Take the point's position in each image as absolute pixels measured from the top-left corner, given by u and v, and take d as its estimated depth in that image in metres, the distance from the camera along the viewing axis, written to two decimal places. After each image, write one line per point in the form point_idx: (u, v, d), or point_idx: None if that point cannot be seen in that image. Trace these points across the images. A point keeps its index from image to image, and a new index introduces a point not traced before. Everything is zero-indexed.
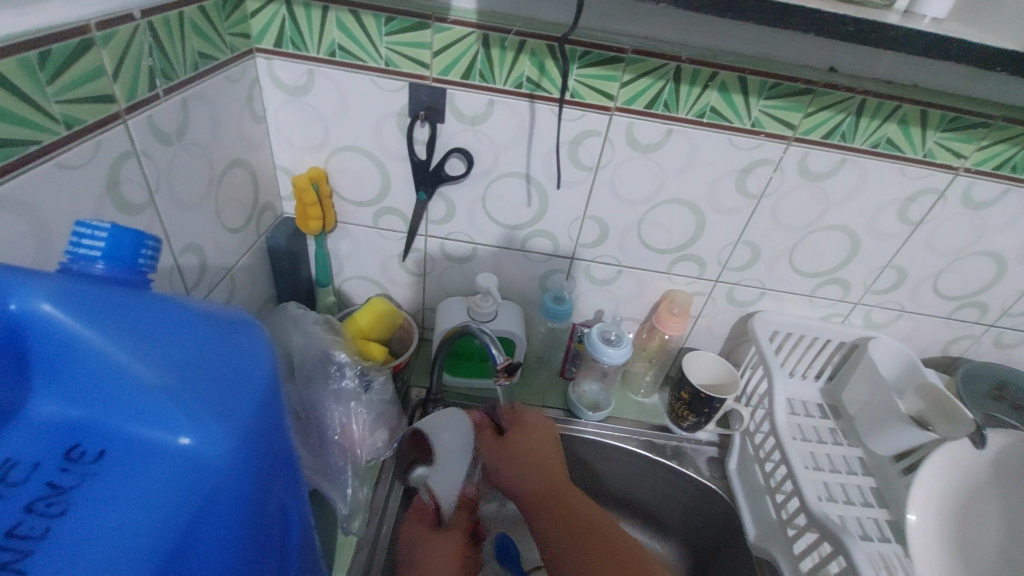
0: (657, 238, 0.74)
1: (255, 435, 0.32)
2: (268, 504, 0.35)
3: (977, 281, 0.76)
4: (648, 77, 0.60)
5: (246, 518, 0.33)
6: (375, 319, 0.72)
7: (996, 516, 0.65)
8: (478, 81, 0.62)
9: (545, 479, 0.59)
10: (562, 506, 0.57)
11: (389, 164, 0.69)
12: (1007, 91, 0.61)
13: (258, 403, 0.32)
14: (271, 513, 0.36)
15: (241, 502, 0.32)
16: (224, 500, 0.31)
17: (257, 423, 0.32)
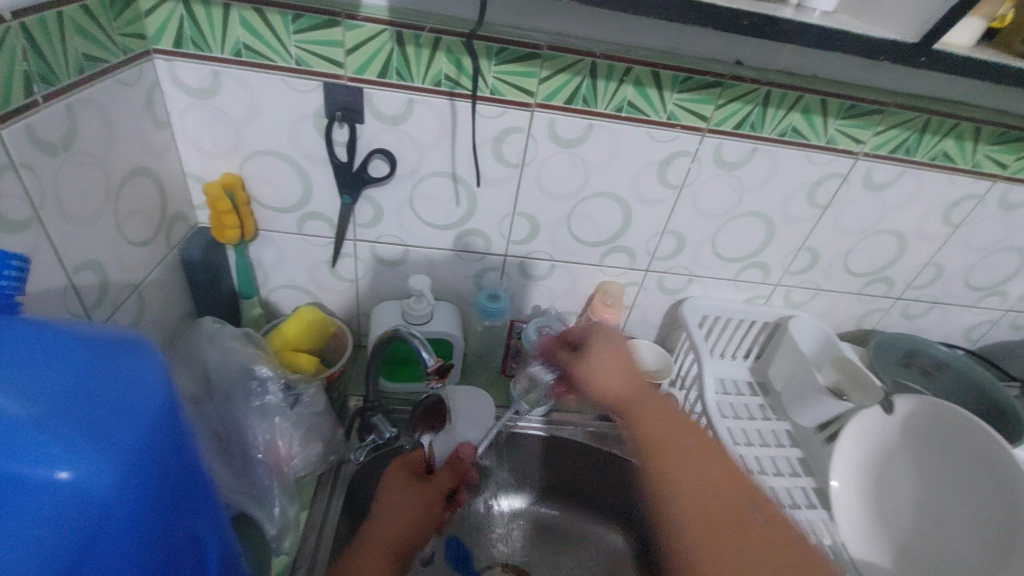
0: (586, 231, 0.75)
1: (150, 460, 0.31)
2: (175, 531, 0.34)
3: (883, 258, 0.81)
4: (566, 72, 0.61)
5: (145, 550, 0.31)
6: (304, 329, 0.69)
7: (907, 474, 0.69)
8: (395, 80, 0.61)
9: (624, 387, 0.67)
10: (646, 411, 0.65)
11: (309, 167, 0.67)
12: (898, 79, 0.65)
13: (151, 426, 0.31)
14: (179, 543, 0.34)
15: (139, 532, 0.31)
16: (112, 534, 0.30)
17: (150, 448, 0.31)
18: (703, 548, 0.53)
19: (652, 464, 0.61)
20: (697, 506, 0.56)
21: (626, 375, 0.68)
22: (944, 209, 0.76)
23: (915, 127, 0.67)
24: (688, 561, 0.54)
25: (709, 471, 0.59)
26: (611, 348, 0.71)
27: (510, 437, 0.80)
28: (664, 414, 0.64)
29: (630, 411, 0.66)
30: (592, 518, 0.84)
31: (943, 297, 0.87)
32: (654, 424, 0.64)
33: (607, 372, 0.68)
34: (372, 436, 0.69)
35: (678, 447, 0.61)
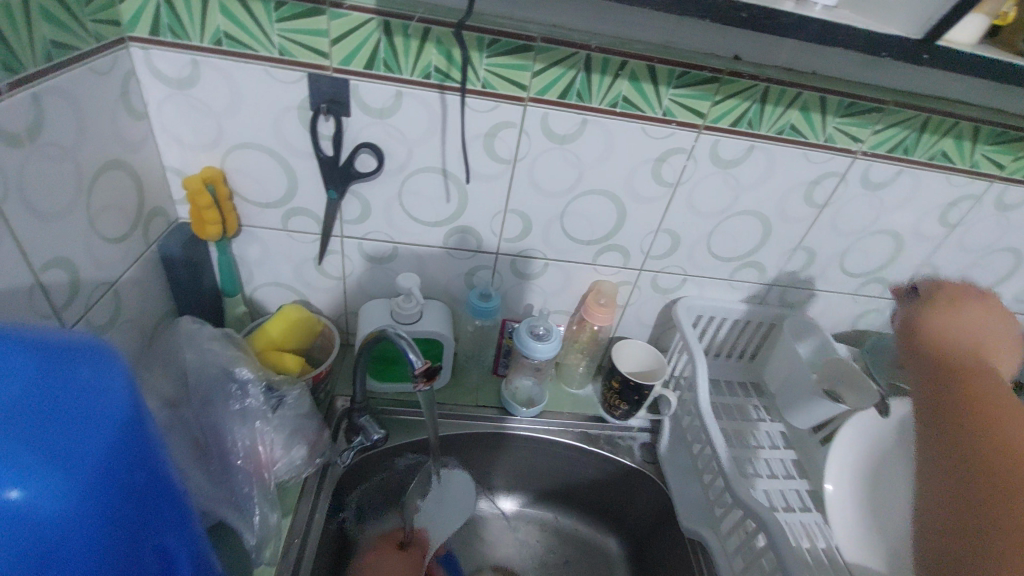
0: (580, 229, 0.74)
1: (110, 477, 0.29)
2: (141, 548, 0.32)
3: (879, 258, 0.80)
4: (560, 65, 0.59)
5: (103, 570, 0.30)
6: (288, 328, 0.67)
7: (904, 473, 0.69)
8: (383, 71, 0.58)
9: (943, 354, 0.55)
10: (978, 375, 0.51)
11: (294, 162, 0.65)
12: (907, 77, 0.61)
13: (112, 441, 0.29)
14: (146, 560, 0.33)
15: (97, 552, 0.29)
16: (69, 553, 0.28)
17: (110, 464, 0.29)
18: (975, 467, 0.45)
19: (966, 421, 0.48)
20: (966, 420, 0.48)
21: (959, 345, 0.55)
22: (941, 209, 0.75)
23: (915, 126, 0.66)
24: (996, 490, 0.43)
25: (999, 403, 0.48)
26: (957, 304, 0.59)
27: (498, 437, 0.78)
28: (968, 357, 0.54)
29: (955, 379, 0.52)
30: (583, 519, 0.83)
31: None
32: (985, 390, 0.50)
33: (954, 329, 0.57)
34: (361, 437, 0.68)
35: (981, 400, 0.49)
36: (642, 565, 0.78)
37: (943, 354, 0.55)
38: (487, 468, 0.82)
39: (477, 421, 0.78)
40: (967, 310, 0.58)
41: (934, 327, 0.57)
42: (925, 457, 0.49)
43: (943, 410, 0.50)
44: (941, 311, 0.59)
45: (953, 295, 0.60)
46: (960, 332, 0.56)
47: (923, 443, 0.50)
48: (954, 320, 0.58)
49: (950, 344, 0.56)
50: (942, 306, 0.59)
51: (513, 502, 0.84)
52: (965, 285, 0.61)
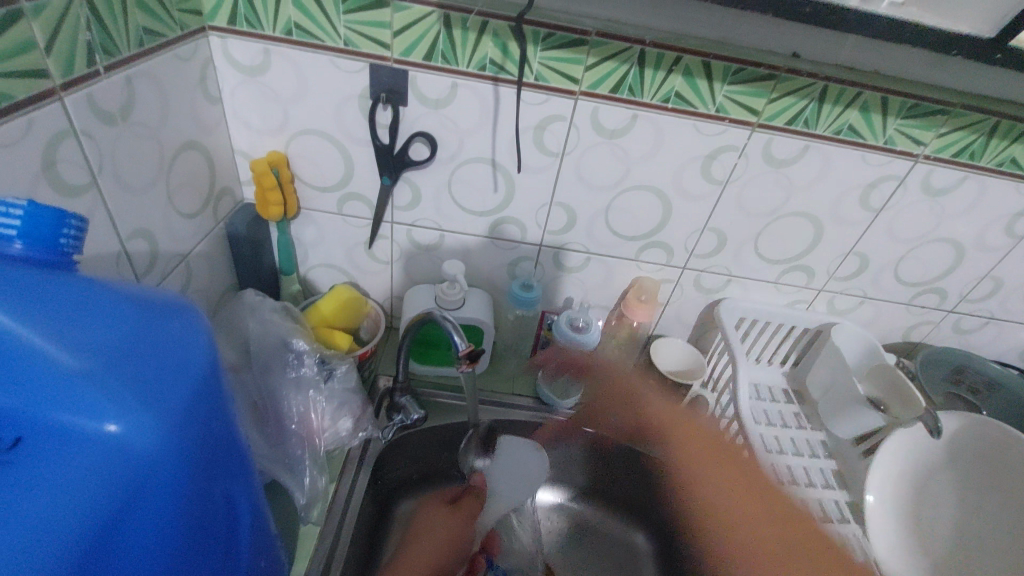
0: (624, 224, 0.74)
1: (192, 421, 0.32)
2: (212, 492, 0.35)
3: (936, 268, 0.77)
4: (614, 60, 0.59)
5: (181, 507, 0.32)
6: (339, 307, 0.70)
7: (948, 497, 0.66)
8: (441, 63, 0.61)
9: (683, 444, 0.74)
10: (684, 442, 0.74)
11: (351, 148, 0.68)
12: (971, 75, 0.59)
13: (193, 390, 0.32)
14: (217, 502, 0.36)
15: (179, 489, 0.32)
16: (155, 487, 0.31)
17: (193, 410, 0.32)
18: (754, 524, 0.64)
19: (720, 460, 0.70)
20: (714, 462, 0.71)
21: (603, 395, 0.79)
22: (1007, 219, 0.72)
23: (983, 130, 0.64)
24: (760, 536, 0.63)
25: (741, 483, 0.67)
26: (581, 369, 0.79)
27: (530, 426, 0.80)
28: (689, 426, 0.75)
29: (655, 425, 0.77)
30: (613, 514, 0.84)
31: (1000, 312, 0.83)
32: (688, 428, 0.74)
33: (576, 376, 0.80)
34: (401, 416, 0.71)
35: (703, 451, 0.72)
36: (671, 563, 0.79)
37: (596, 395, 0.79)
38: None
39: (513, 409, 0.80)
40: (595, 371, 0.78)
41: (590, 398, 0.81)
42: (700, 477, 0.72)
43: (696, 468, 0.72)
44: (572, 372, 0.80)
45: (578, 366, 0.79)
46: (598, 383, 0.79)
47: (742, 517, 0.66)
48: (593, 371, 0.79)
49: (605, 389, 0.79)
50: (573, 369, 0.80)
51: (549, 494, 0.86)
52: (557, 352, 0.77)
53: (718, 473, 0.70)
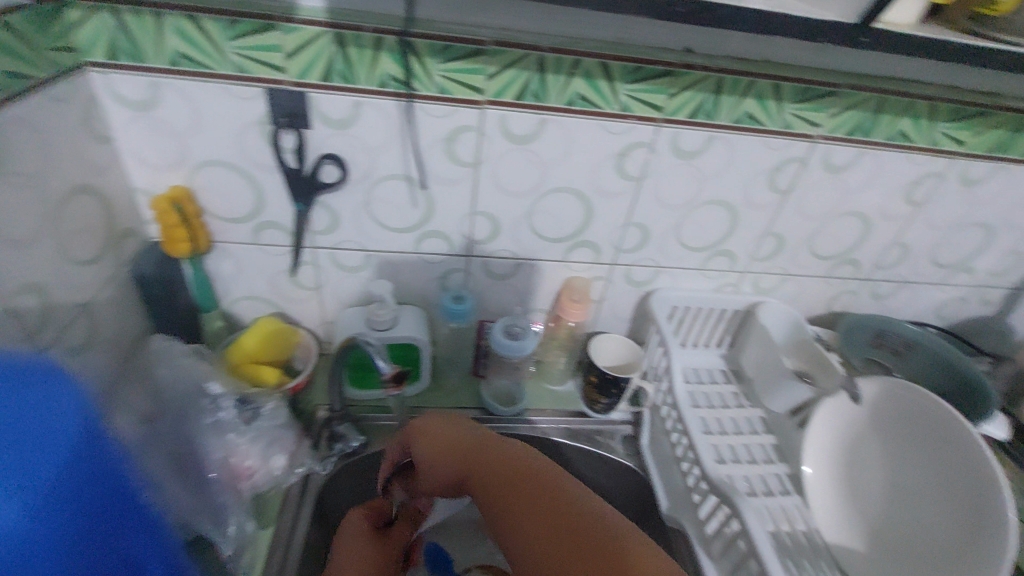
0: (548, 226, 0.74)
1: (61, 498, 0.31)
2: (104, 550, 0.35)
3: (848, 240, 0.81)
4: (514, 67, 0.60)
5: None
6: (262, 341, 0.69)
7: (876, 466, 0.68)
8: (340, 83, 0.59)
9: (457, 465, 0.62)
10: (483, 472, 0.60)
11: (259, 176, 0.65)
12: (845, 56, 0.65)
13: (67, 467, 0.31)
14: (111, 561, 0.36)
15: (61, 561, 0.31)
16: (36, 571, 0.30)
17: (65, 487, 0.31)
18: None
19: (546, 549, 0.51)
20: (514, 504, 0.56)
21: (440, 455, 0.62)
22: (906, 188, 0.76)
23: (870, 107, 0.67)
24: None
25: (533, 513, 0.54)
26: (435, 432, 0.64)
27: None
28: (506, 464, 0.60)
29: (472, 481, 0.61)
30: None
31: (912, 275, 0.88)
32: (496, 468, 0.60)
33: (423, 454, 0.63)
34: (341, 444, 0.71)
35: (512, 486, 0.58)
36: None
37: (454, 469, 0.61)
38: None
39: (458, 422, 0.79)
40: (445, 433, 0.64)
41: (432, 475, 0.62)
42: (498, 511, 0.57)
43: (500, 515, 0.57)
44: (423, 441, 0.63)
45: (437, 427, 0.64)
46: (446, 449, 0.62)
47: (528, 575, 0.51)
48: (430, 445, 0.63)
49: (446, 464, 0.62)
50: (425, 435, 0.64)
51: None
52: (421, 422, 0.65)
53: (507, 498, 0.57)
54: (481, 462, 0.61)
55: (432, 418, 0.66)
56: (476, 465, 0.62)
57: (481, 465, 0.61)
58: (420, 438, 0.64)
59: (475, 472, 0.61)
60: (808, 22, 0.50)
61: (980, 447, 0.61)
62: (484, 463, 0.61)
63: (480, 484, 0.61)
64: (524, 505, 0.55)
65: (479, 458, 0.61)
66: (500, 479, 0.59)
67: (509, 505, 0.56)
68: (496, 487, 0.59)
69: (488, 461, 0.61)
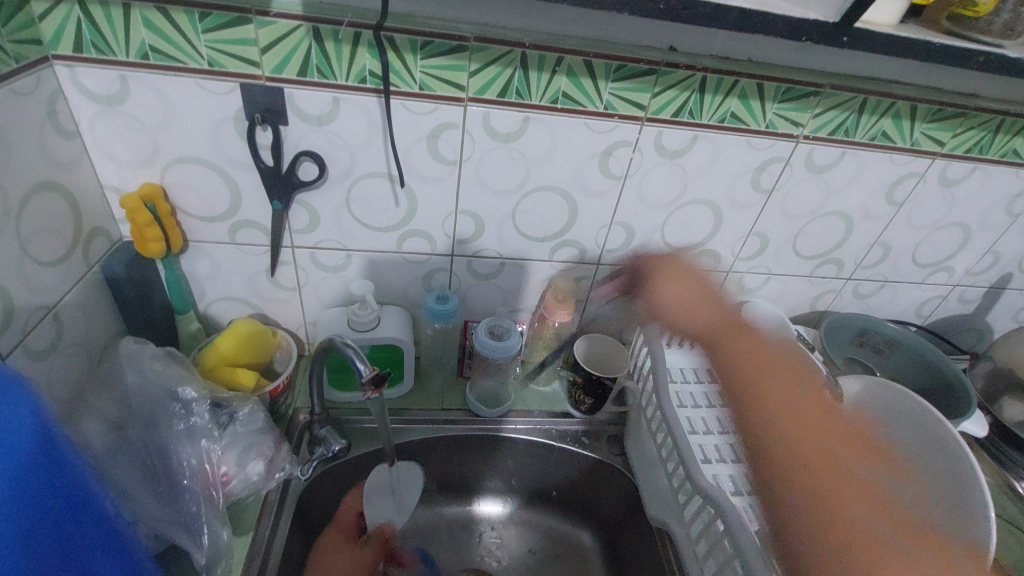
0: (533, 226, 0.74)
1: (13, 501, 0.30)
2: (65, 564, 0.33)
3: (831, 239, 0.82)
4: (496, 64, 0.59)
5: None
6: (239, 344, 0.67)
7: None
8: (318, 78, 0.58)
9: (710, 318, 0.78)
10: (727, 344, 0.76)
11: (235, 173, 0.64)
12: (831, 59, 0.64)
13: (15, 469, 0.31)
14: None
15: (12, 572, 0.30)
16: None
17: (16, 490, 0.30)
18: (783, 447, 0.63)
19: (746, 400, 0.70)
20: (789, 385, 0.69)
21: (700, 305, 0.79)
22: (887, 187, 0.77)
23: (853, 107, 0.67)
24: (764, 415, 0.67)
25: (806, 441, 0.62)
26: (678, 271, 0.80)
27: (464, 439, 0.78)
28: (777, 355, 0.74)
29: (709, 339, 0.78)
30: (556, 515, 0.84)
31: (894, 274, 0.88)
32: (756, 349, 0.75)
33: (672, 297, 0.79)
34: (322, 448, 0.68)
35: (738, 370, 0.74)
36: (615, 556, 0.79)
37: (716, 322, 0.78)
38: (456, 473, 0.82)
39: (442, 423, 0.78)
40: (680, 281, 0.79)
41: (670, 296, 0.79)
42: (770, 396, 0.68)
43: (759, 387, 0.70)
44: (668, 279, 0.80)
45: (676, 265, 0.80)
46: (689, 298, 0.79)
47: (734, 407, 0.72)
48: (674, 293, 0.79)
49: (714, 314, 0.79)
50: (666, 274, 0.80)
51: (502, 505, 0.85)
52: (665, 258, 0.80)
53: (772, 383, 0.70)
54: (744, 347, 0.75)
55: (682, 269, 0.80)
56: (721, 346, 0.77)
57: (728, 343, 0.77)
58: (672, 282, 0.79)
59: (720, 341, 0.77)
60: (789, 21, 0.50)
61: (961, 448, 0.62)
62: (761, 363, 0.73)
63: (726, 344, 0.77)
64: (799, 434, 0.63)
65: (740, 345, 0.76)
66: (748, 368, 0.73)
67: (766, 415, 0.67)
68: (750, 377, 0.72)
69: (733, 344, 0.76)
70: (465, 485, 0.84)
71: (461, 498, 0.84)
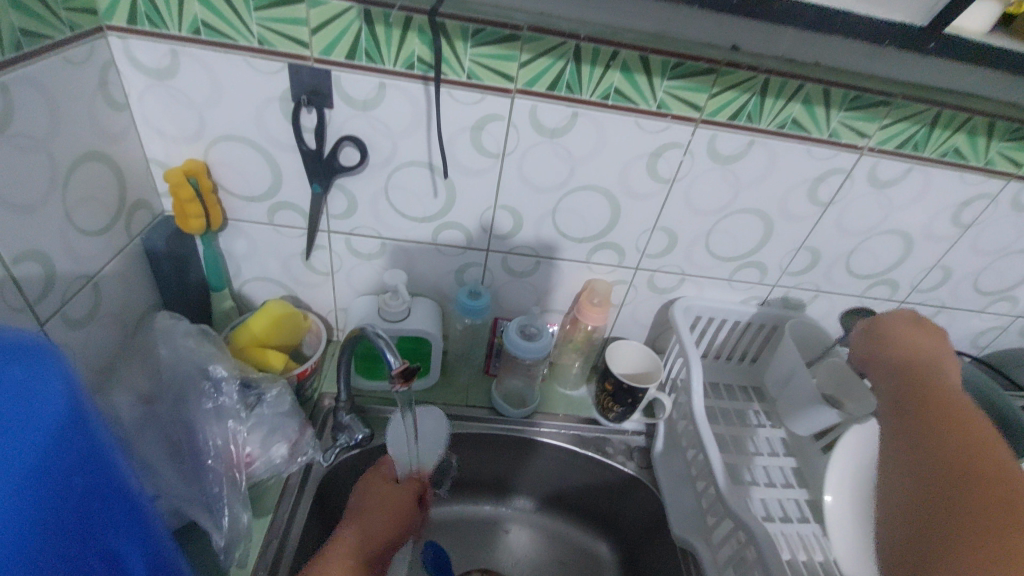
0: (572, 225, 0.71)
1: (31, 486, 0.26)
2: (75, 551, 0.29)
3: (886, 260, 0.77)
4: (548, 55, 0.56)
5: None
6: (272, 325, 0.66)
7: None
8: (366, 62, 0.57)
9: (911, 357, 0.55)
10: (937, 387, 0.50)
11: (277, 155, 0.63)
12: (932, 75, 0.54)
13: (37, 449, 0.27)
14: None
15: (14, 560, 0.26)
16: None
17: (36, 473, 0.27)
18: (933, 468, 0.43)
19: (933, 427, 0.46)
20: (957, 427, 0.45)
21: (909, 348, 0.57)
22: (954, 208, 0.72)
23: (925, 120, 0.63)
24: (965, 452, 0.42)
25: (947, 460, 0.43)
26: (924, 326, 0.60)
27: (487, 438, 0.77)
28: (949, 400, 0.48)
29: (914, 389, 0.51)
30: (574, 523, 0.82)
31: (951, 301, 0.83)
32: (942, 395, 0.49)
33: (908, 335, 0.58)
34: (345, 436, 0.67)
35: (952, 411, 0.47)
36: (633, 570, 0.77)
37: (912, 361, 0.55)
38: (477, 472, 0.81)
39: (467, 421, 0.77)
40: (920, 332, 0.59)
41: (894, 346, 0.58)
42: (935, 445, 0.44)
43: (940, 435, 0.45)
44: (903, 332, 0.59)
45: (922, 322, 0.60)
46: (915, 345, 0.57)
47: (889, 439, 0.49)
48: (907, 335, 0.58)
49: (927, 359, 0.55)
50: (906, 328, 0.59)
51: (520, 508, 0.84)
52: (895, 317, 0.61)
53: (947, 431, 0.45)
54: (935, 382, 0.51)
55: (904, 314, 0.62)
56: (910, 390, 0.51)
57: (923, 383, 0.51)
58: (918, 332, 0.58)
59: (906, 381, 0.53)
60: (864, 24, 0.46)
61: None
62: (955, 409, 0.47)
63: (912, 387, 0.52)
64: (946, 473, 0.42)
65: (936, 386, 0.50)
66: (940, 402, 0.48)
67: (935, 458, 0.43)
68: (920, 408, 0.49)
69: (931, 392, 0.50)
70: (484, 485, 0.83)
71: (480, 498, 0.83)
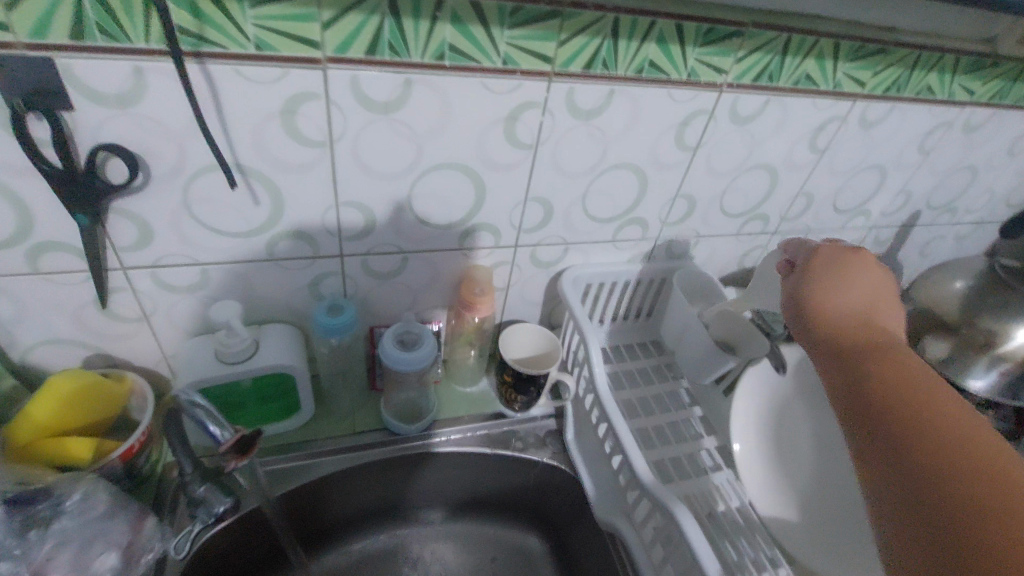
0: (434, 211, 0.62)
1: None
2: None
3: (757, 194, 0.76)
4: (356, 11, 0.45)
5: None
6: (62, 406, 0.52)
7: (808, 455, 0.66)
8: (104, 41, 0.41)
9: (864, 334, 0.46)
10: (896, 366, 0.42)
11: (11, 185, 0.46)
12: None
13: None
14: None
15: None
16: None
17: None
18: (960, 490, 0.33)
19: (890, 416, 0.39)
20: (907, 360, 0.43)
21: (857, 325, 0.47)
22: (812, 134, 0.71)
23: (778, 48, 0.60)
24: (889, 420, 0.38)
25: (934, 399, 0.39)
26: (846, 269, 0.51)
27: (383, 463, 0.68)
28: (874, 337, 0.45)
29: (862, 356, 0.44)
30: (499, 521, 0.77)
31: (816, 223, 0.85)
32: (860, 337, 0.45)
33: (853, 290, 0.49)
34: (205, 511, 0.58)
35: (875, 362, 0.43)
36: (565, 554, 0.74)
37: (843, 331, 0.46)
38: (380, 499, 0.72)
39: (358, 451, 0.67)
40: (859, 265, 0.51)
41: (829, 303, 0.49)
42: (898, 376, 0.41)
43: (874, 395, 0.41)
44: (824, 279, 0.51)
45: (841, 261, 0.51)
46: (863, 309, 0.48)
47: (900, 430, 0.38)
48: (850, 291, 0.49)
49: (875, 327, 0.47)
50: (828, 274, 0.51)
51: (437, 522, 0.76)
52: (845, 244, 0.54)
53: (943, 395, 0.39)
54: (862, 344, 0.45)
55: (837, 289, 0.49)
56: (852, 359, 0.44)
57: (872, 364, 0.43)
58: (837, 282, 0.50)
59: (847, 365, 0.44)
60: None
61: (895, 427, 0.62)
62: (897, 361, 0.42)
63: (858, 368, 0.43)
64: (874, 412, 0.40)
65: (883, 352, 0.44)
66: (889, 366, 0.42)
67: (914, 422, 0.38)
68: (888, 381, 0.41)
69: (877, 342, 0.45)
70: (391, 508, 0.74)
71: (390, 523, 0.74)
